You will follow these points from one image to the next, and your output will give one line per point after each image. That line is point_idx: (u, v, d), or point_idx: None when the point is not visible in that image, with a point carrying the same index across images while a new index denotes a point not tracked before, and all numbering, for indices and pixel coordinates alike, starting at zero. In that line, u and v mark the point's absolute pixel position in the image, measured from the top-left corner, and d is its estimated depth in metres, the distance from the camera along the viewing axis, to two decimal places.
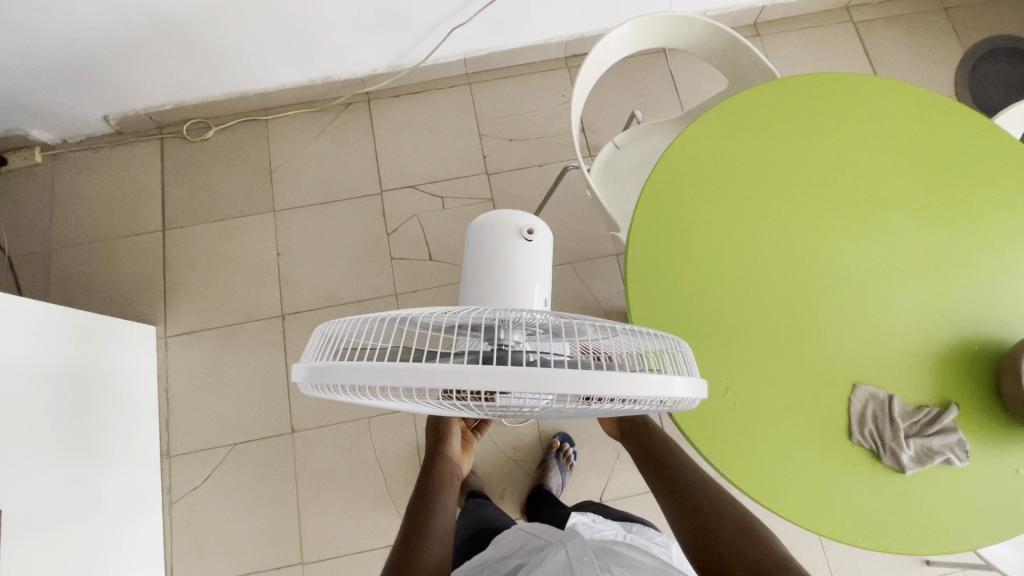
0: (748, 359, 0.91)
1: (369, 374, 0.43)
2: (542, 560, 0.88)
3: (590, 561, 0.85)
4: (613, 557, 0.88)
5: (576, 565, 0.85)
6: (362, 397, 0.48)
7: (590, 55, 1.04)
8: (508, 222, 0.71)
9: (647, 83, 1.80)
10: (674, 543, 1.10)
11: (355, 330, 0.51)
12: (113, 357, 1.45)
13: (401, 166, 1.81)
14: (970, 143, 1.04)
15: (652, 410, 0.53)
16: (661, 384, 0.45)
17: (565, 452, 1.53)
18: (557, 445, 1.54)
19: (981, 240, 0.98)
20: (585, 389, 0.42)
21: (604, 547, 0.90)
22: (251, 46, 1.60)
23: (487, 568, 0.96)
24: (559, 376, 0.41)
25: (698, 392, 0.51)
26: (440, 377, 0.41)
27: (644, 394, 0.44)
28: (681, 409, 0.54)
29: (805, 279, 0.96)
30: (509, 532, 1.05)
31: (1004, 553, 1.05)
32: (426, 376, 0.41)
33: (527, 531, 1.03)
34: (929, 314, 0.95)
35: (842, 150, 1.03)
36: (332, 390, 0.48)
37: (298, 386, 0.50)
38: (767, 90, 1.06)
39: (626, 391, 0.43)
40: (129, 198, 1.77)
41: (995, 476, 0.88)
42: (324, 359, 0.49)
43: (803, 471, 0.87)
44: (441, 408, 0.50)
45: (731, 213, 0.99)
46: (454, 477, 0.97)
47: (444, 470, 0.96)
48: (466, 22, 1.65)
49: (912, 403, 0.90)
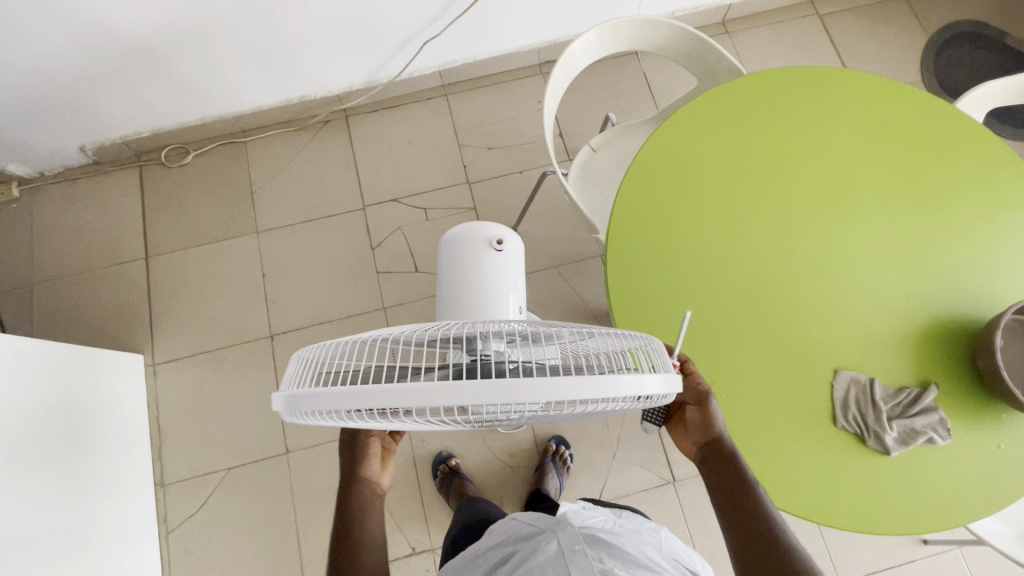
0: (729, 351, 0.93)
1: (346, 397, 0.43)
2: (535, 552, 0.88)
3: (581, 550, 0.85)
4: (606, 546, 0.89)
5: (569, 553, 0.86)
6: (343, 419, 0.48)
7: (559, 63, 1.05)
8: (479, 233, 0.72)
9: (621, 85, 1.82)
10: (665, 531, 1.09)
11: (333, 355, 0.52)
12: (101, 387, 1.43)
13: (382, 180, 1.81)
14: (935, 130, 1.06)
15: (634, 407, 0.53)
16: (636, 381, 0.46)
17: (560, 455, 1.53)
18: (553, 448, 1.54)
19: (950, 221, 1.01)
20: (559, 394, 0.42)
21: (595, 534, 0.91)
22: (227, 69, 1.61)
23: (479, 556, 0.98)
24: (533, 383, 0.42)
25: (674, 385, 0.52)
26: (413, 395, 0.42)
27: (619, 394, 0.45)
28: (662, 404, 0.55)
29: (782, 269, 0.97)
30: (501, 523, 1.05)
31: (995, 527, 1.07)
32: (400, 395, 0.42)
33: (516, 522, 1.02)
34: (904, 297, 0.97)
35: (811, 140, 1.05)
36: (312, 416, 0.48)
37: (279, 415, 0.50)
38: (736, 87, 1.08)
39: (600, 392, 0.44)
40: (110, 227, 1.76)
41: (977, 454, 0.90)
42: (303, 385, 0.50)
43: (790, 460, 0.88)
44: (423, 424, 0.51)
45: (707, 209, 1.00)
46: (375, 499, 0.83)
47: (364, 491, 0.82)
48: (439, 35, 1.67)
49: (893, 386, 0.92)
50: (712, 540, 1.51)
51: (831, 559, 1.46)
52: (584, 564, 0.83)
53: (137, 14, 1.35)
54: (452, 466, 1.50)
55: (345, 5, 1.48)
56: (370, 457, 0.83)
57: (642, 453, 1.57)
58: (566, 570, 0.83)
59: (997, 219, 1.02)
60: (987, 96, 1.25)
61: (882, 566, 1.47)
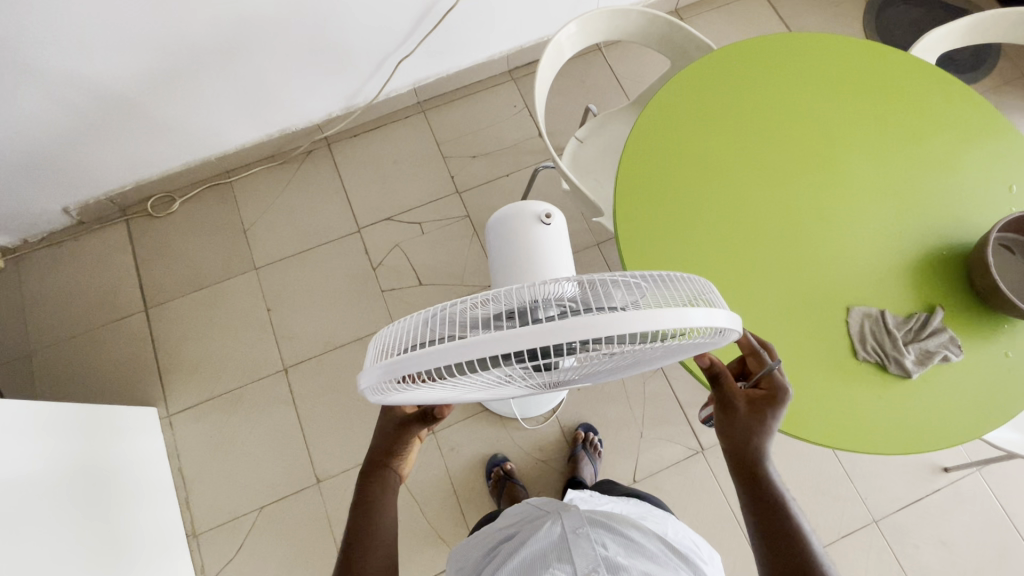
0: (747, 305, 0.97)
1: (443, 357, 0.46)
2: (537, 531, 0.92)
3: (584, 532, 0.88)
4: (608, 531, 0.92)
5: (573, 537, 0.88)
6: (429, 383, 0.51)
7: (545, 57, 1.11)
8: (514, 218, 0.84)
9: (592, 80, 1.89)
10: (672, 519, 1.11)
11: (405, 330, 0.52)
12: (118, 444, 1.40)
13: (373, 201, 1.84)
14: (896, 78, 1.14)
15: (697, 343, 0.58)
16: (703, 313, 0.50)
17: (590, 441, 1.55)
18: (582, 436, 1.56)
19: (927, 159, 1.08)
20: (638, 325, 0.46)
21: (599, 519, 0.94)
22: (207, 110, 1.62)
23: (495, 535, 1.00)
24: (614, 318, 0.46)
25: (736, 325, 0.55)
26: (505, 341, 0.45)
27: (689, 324, 0.49)
28: (719, 341, 0.58)
29: (783, 223, 1.03)
30: (514, 507, 1.07)
31: (1010, 436, 1.14)
32: (495, 343, 0.45)
33: (520, 506, 1.07)
34: (898, 234, 1.03)
35: (788, 101, 1.12)
36: (401, 384, 0.51)
37: (364, 387, 0.52)
38: (708, 64, 1.15)
39: (672, 321, 0.48)
40: (105, 284, 1.73)
41: (988, 363, 0.96)
42: (386, 356, 0.52)
43: (821, 397, 0.93)
44: (501, 378, 0.54)
45: (705, 178, 1.06)
46: (391, 489, 0.84)
47: (383, 479, 0.83)
48: (411, 52, 1.71)
49: (902, 313, 0.98)
50: None
51: (860, 500, 1.52)
52: (586, 551, 0.86)
53: (114, 63, 1.36)
54: (507, 470, 1.52)
55: (320, 33, 1.51)
56: (405, 453, 0.86)
57: (667, 429, 1.60)
58: (570, 557, 0.85)
59: (965, 149, 1.10)
60: (933, 45, 1.35)
61: (911, 500, 1.53)
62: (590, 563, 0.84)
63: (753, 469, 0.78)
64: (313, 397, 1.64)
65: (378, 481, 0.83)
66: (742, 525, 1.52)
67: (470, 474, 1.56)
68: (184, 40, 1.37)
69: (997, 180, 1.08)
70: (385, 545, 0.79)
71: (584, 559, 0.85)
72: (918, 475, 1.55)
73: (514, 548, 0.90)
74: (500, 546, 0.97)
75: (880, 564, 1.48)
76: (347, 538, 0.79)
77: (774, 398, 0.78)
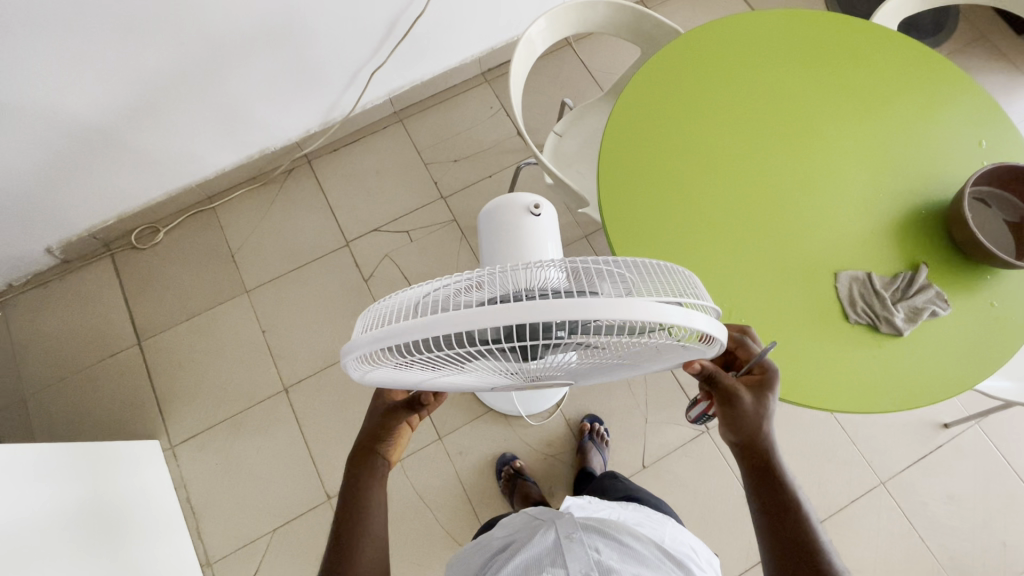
0: (738, 279, 0.99)
1: (427, 328, 0.46)
2: (530, 539, 0.92)
3: (578, 537, 0.90)
4: (602, 536, 0.92)
5: (567, 543, 0.89)
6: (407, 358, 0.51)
7: (517, 55, 1.12)
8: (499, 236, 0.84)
9: (565, 75, 1.91)
10: (671, 523, 1.10)
11: (398, 306, 0.53)
12: (124, 480, 1.38)
13: (359, 213, 1.84)
14: (862, 48, 1.17)
15: (684, 347, 0.57)
16: (687, 313, 0.50)
17: (597, 432, 1.56)
18: (589, 427, 1.57)
19: (897, 122, 1.11)
20: (620, 314, 0.47)
21: (592, 524, 0.95)
22: (185, 136, 1.61)
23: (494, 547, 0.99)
24: (598, 304, 0.46)
25: (720, 332, 0.55)
26: (489, 317, 0.45)
27: (672, 321, 0.49)
28: (703, 347, 0.58)
29: (763, 196, 1.05)
30: (514, 516, 1.08)
31: (1005, 386, 1.17)
32: (478, 319, 0.45)
33: (522, 515, 1.07)
34: (876, 197, 1.05)
35: (758, 77, 1.14)
36: (381, 356, 0.52)
37: (344, 357, 0.53)
38: (679, 50, 1.16)
39: (656, 315, 0.48)
40: (96, 321, 1.72)
41: (975, 312, 0.99)
42: (376, 324, 0.53)
43: (822, 363, 0.95)
44: (482, 364, 0.54)
45: (686, 162, 1.07)
46: (377, 476, 0.83)
47: (368, 466, 0.83)
48: (384, 62, 1.72)
49: (888, 273, 1.00)
50: None
51: (867, 464, 1.55)
52: (580, 555, 0.87)
53: (88, 98, 1.36)
54: (516, 468, 1.53)
55: (292, 50, 1.52)
56: (392, 439, 0.85)
57: (671, 412, 1.62)
58: (563, 561, 0.87)
59: (933, 111, 1.12)
60: (894, 11, 1.38)
61: (915, 458, 1.55)
62: (584, 567, 0.85)
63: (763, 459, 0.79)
64: (316, 415, 1.63)
65: (366, 465, 0.83)
66: None
67: (481, 476, 1.56)
68: (157, 67, 1.37)
69: (966, 139, 1.10)
70: (376, 527, 0.80)
71: (578, 563, 0.86)
72: (920, 433, 1.57)
73: (508, 555, 0.91)
74: (498, 556, 0.96)
75: (891, 524, 1.50)
76: (338, 519, 0.80)
77: (769, 380, 0.79)
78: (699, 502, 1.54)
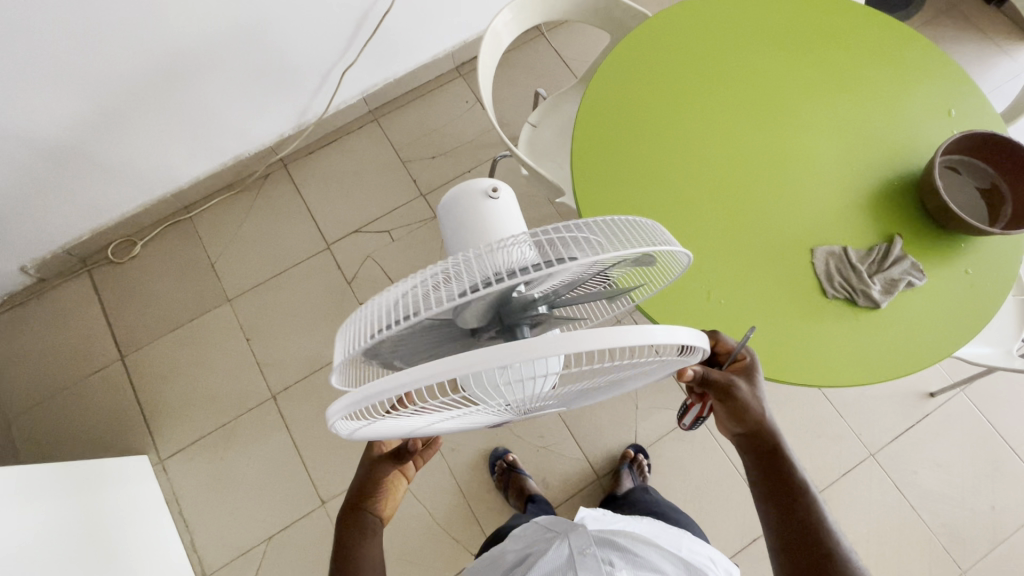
0: (715, 261, 0.99)
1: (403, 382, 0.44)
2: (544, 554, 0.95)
3: (591, 552, 0.92)
4: (616, 549, 0.94)
5: (579, 558, 0.92)
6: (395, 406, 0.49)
7: (483, 47, 1.10)
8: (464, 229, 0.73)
9: (539, 65, 1.90)
10: (688, 537, 1.11)
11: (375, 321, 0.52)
12: (114, 497, 1.36)
13: (339, 215, 1.82)
14: (828, 26, 1.17)
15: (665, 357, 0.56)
16: (668, 331, 0.49)
17: (639, 463, 1.51)
18: (631, 455, 1.53)
19: (866, 96, 1.11)
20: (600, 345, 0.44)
21: (607, 537, 0.97)
22: (156, 146, 1.58)
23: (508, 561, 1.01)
24: (574, 337, 0.44)
25: (703, 340, 0.54)
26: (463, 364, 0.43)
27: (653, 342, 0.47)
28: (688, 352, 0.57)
29: (737, 177, 1.05)
30: (524, 527, 1.11)
31: (985, 351, 1.18)
32: (452, 369, 0.43)
33: (539, 524, 1.09)
34: (849, 173, 1.05)
35: (727, 58, 1.14)
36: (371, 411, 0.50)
37: (330, 422, 0.51)
38: (646, 37, 1.15)
39: (637, 340, 0.46)
40: (76, 339, 1.69)
41: (950, 279, 1.00)
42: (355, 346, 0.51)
43: (803, 340, 0.95)
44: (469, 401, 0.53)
45: (659, 150, 1.06)
46: (372, 531, 0.84)
47: (361, 523, 0.84)
48: (355, 61, 1.70)
49: (863, 248, 1.01)
50: None
51: (856, 437, 1.56)
52: (593, 569, 0.90)
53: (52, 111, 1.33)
54: (510, 461, 1.52)
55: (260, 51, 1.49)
56: (383, 492, 0.86)
57: (661, 397, 1.62)
58: None
59: (901, 85, 1.12)
60: None
61: (902, 428, 1.57)
62: None
63: (769, 445, 0.80)
64: (306, 420, 1.62)
65: (358, 521, 0.85)
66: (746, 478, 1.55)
67: (474, 471, 1.56)
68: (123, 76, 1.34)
69: (933, 111, 1.11)
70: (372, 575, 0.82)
71: None
72: (906, 404, 1.59)
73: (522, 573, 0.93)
74: (514, 570, 0.98)
75: (881, 494, 1.52)
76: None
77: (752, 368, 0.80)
78: (692, 484, 1.55)
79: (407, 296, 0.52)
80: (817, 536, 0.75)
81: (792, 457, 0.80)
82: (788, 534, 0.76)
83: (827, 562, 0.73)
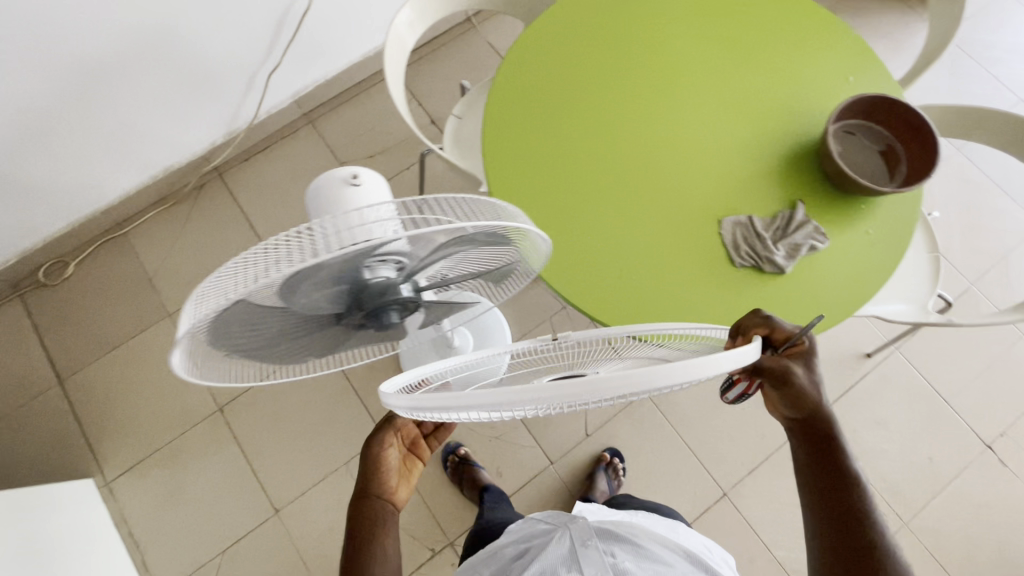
0: (626, 240, 1.00)
1: (507, 397, 0.48)
2: (543, 550, 0.98)
3: (594, 543, 0.96)
4: (615, 540, 0.98)
5: (582, 550, 0.95)
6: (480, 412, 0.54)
7: (388, 45, 1.10)
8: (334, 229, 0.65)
9: (471, 58, 1.89)
10: (682, 528, 1.13)
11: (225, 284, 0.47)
12: (55, 523, 1.33)
13: (278, 222, 1.80)
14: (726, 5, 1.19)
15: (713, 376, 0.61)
16: (734, 358, 0.54)
17: (612, 465, 1.53)
18: (605, 459, 1.53)
19: (770, 66, 1.13)
20: (681, 377, 0.49)
21: (604, 530, 1.01)
22: (77, 163, 1.54)
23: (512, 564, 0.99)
24: (666, 369, 0.48)
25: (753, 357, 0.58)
26: (568, 394, 0.47)
27: (719, 370, 0.52)
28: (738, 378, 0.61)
29: (645, 155, 1.06)
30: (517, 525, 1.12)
31: (901, 307, 1.22)
32: (556, 395, 0.47)
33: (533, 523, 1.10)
34: (752, 144, 1.08)
35: (633, 36, 1.15)
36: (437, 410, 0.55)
37: (397, 409, 0.58)
38: (548, 27, 1.16)
39: (709, 370, 0.50)
40: (11, 365, 1.64)
41: (851, 240, 1.03)
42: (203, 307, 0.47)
43: (713, 312, 0.97)
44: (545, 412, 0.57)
45: (560, 136, 1.07)
46: (385, 513, 0.85)
47: (371, 507, 0.84)
48: (279, 63, 1.68)
49: (769, 215, 1.03)
50: (695, 428, 1.60)
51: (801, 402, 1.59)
52: (595, 560, 0.93)
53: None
54: (462, 455, 1.53)
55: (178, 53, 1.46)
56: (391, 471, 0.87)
57: None
58: (579, 567, 0.93)
59: (800, 56, 1.15)
60: None
61: (842, 390, 1.62)
62: (599, 571, 0.91)
63: (824, 434, 0.77)
64: (256, 431, 1.60)
65: (366, 506, 0.85)
66: (697, 452, 1.58)
67: (429, 468, 1.56)
68: (34, 87, 1.32)
69: (830, 83, 1.13)
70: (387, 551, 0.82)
71: (593, 567, 0.92)
72: (844, 366, 1.63)
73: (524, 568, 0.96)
74: (511, 566, 0.99)
75: None
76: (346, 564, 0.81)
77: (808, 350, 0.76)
78: (644, 461, 1.57)
79: (255, 263, 0.47)
80: (862, 527, 0.72)
81: (848, 447, 0.77)
82: (825, 532, 0.74)
83: (874, 559, 0.70)
